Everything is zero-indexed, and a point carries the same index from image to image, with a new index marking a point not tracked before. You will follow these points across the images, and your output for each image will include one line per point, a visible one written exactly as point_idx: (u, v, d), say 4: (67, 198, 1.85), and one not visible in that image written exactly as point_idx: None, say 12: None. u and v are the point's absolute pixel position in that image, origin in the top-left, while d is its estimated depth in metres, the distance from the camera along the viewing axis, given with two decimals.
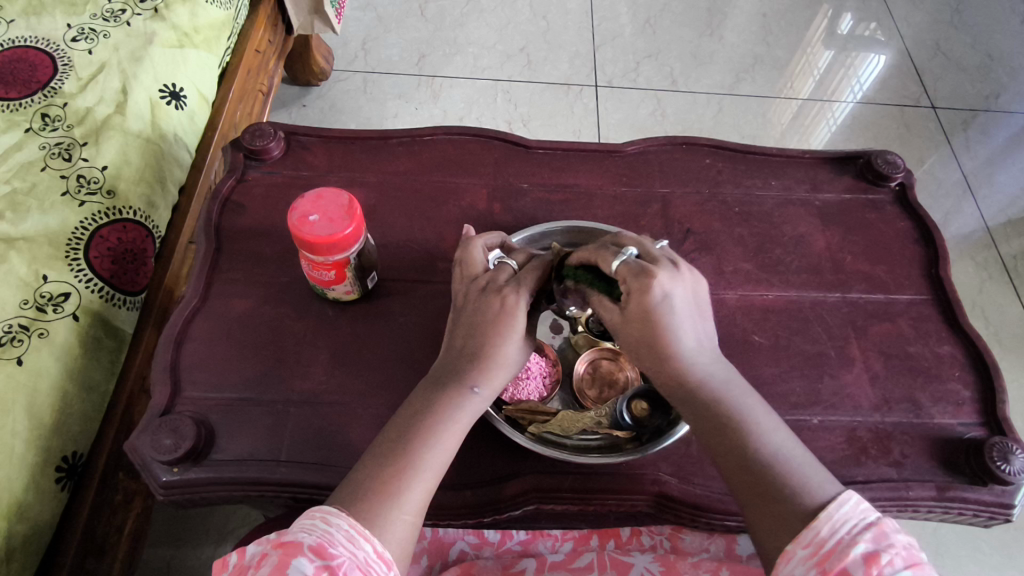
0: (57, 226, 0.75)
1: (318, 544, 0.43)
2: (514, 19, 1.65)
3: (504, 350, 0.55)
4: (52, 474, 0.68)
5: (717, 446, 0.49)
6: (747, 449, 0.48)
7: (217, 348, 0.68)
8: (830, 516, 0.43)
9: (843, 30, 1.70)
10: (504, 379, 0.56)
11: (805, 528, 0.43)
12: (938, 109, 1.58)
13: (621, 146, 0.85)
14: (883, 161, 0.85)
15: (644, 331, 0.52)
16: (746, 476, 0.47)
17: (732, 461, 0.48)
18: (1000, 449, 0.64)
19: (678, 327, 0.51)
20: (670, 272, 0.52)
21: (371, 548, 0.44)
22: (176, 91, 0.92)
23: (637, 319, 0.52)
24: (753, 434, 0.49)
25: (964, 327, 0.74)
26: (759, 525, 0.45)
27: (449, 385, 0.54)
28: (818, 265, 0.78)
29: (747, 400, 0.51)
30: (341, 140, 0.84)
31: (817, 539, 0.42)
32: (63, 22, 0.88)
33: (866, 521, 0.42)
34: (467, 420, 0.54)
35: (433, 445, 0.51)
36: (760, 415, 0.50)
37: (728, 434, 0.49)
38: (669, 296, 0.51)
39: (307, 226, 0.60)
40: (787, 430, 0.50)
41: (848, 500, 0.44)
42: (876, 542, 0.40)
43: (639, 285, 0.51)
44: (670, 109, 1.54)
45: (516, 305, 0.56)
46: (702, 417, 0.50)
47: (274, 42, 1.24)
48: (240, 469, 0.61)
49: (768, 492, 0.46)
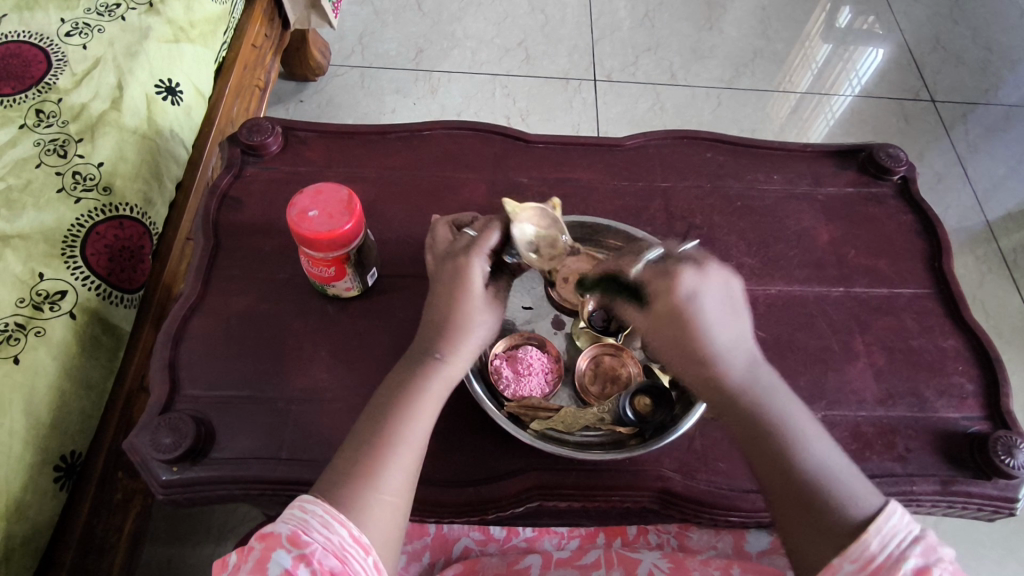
0: (53, 224, 0.75)
1: (292, 534, 0.44)
2: (512, 13, 1.64)
3: (467, 314, 0.55)
4: (50, 473, 0.67)
5: (759, 457, 0.49)
6: (787, 461, 0.48)
7: (216, 346, 0.68)
8: (879, 529, 0.44)
9: (842, 23, 1.69)
10: (474, 348, 0.56)
11: (853, 542, 0.44)
12: (937, 102, 1.58)
13: (622, 140, 0.84)
14: (886, 154, 0.84)
15: (673, 332, 0.51)
16: (788, 487, 0.47)
17: (772, 472, 0.48)
18: (1004, 444, 0.64)
19: (711, 328, 0.50)
20: (697, 271, 0.51)
21: (347, 532, 0.45)
22: (172, 86, 0.91)
23: (663, 318, 0.52)
24: (797, 444, 0.49)
25: (968, 321, 0.73)
26: (799, 538, 0.46)
27: (419, 359, 0.54)
28: (820, 259, 0.78)
29: (787, 404, 0.50)
30: (340, 135, 0.83)
31: (866, 555, 0.43)
32: (56, 17, 0.87)
33: (912, 534, 0.44)
34: (441, 390, 0.54)
35: (407, 420, 0.51)
36: (801, 424, 0.49)
37: (769, 442, 0.49)
38: (701, 295, 0.51)
39: (307, 222, 0.59)
40: (829, 439, 0.50)
41: (894, 512, 0.45)
42: (925, 558, 0.43)
43: (662, 287, 0.51)
44: (669, 103, 1.53)
45: (468, 266, 0.56)
46: (744, 425, 0.50)
47: (271, 36, 1.23)
48: (241, 467, 0.61)
49: (812, 505, 0.46)
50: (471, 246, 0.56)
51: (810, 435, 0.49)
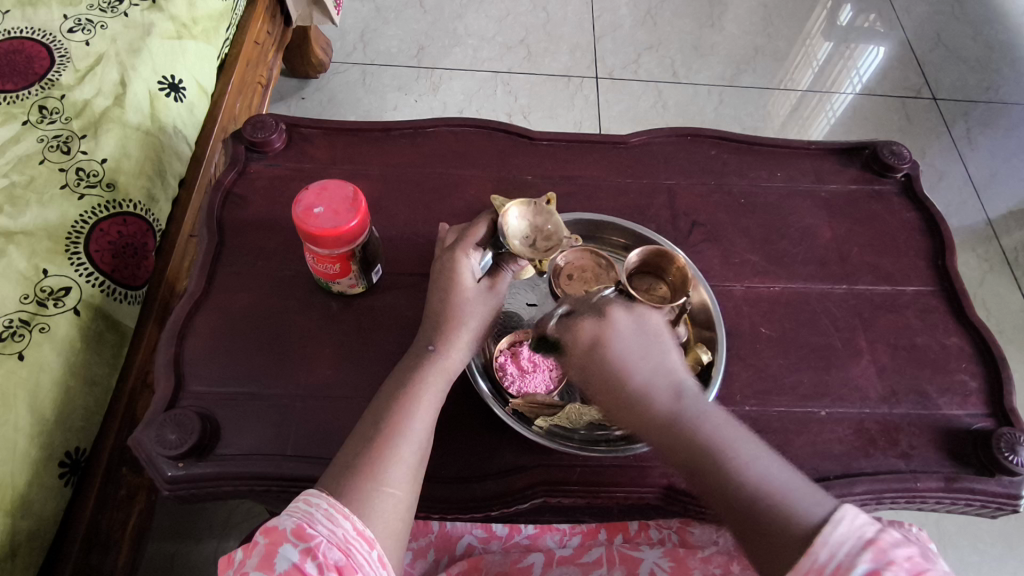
0: (57, 220, 0.75)
1: (298, 527, 0.45)
2: (513, 11, 1.64)
3: (463, 308, 0.58)
4: (55, 470, 0.67)
5: (699, 480, 0.50)
6: (722, 482, 0.48)
7: (220, 342, 0.68)
8: (826, 539, 0.43)
9: (843, 21, 1.69)
10: (472, 339, 0.58)
11: (802, 556, 0.44)
12: (938, 100, 1.58)
13: (626, 137, 0.84)
14: (889, 151, 0.84)
15: (594, 365, 0.53)
16: (730, 509, 0.48)
17: (715, 496, 0.49)
18: (1008, 440, 0.64)
19: (620, 355, 0.52)
20: (620, 313, 0.55)
21: (351, 525, 0.46)
22: (175, 83, 0.91)
23: (581, 354, 0.54)
24: (730, 467, 0.48)
25: (971, 318, 0.73)
26: (760, 560, 0.46)
27: (417, 355, 0.57)
28: (824, 256, 0.78)
29: (718, 428, 0.50)
30: (344, 132, 0.83)
31: (815, 565, 0.43)
32: (59, 13, 0.87)
33: (863, 537, 0.43)
34: (441, 380, 0.56)
35: (410, 411, 0.53)
36: (730, 447, 0.49)
37: (701, 471, 0.49)
38: (632, 327, 0.54)
39: (312, 219, 0.59)
40: (764, 457, 0.50)
41: (841, 517, 0.44)
42: (876, 560, 0.41)
43: (572, 331, 0.55)
44: (670, 101, 1.53)
45: (457, 261, 0.58)
46: (673, 452, 0.50)
47: (273, 33, 1.23)
48: (246, 464, 0.61)
49: (762, 524, 0.46)
50: (458, 242, 0.59)
51: (742, 457, 0.49)
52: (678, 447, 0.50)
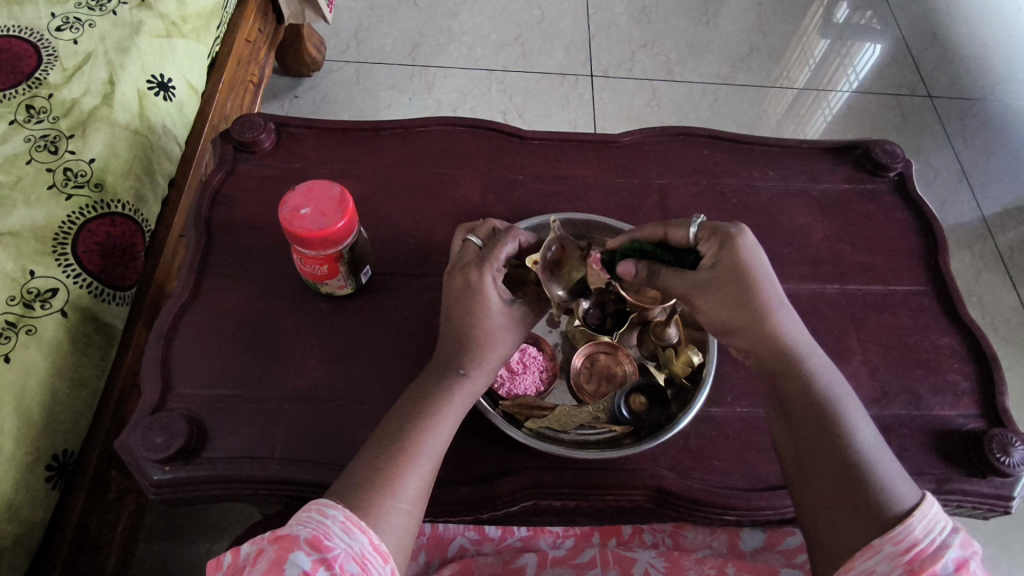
0: (44, 221, 0.74)
1: (313, 537, 0.43)
2: (508, 8, 1.63)
3: (489, 329, 0.55)
4: (42, 473, 0.67)
5: (803, 429, 0.51)
6: (835, 439, 0.49)
7: (208, 344, 0.67)
8: (924, 514, 0.44)
9: (839, 19, 1.68)
10: (495, 363, 0.57)
11: (897, 524, 0.44)
12: (934, 98, 1.57)
13: (618, 136, 0.84)
14: (882, 150, 0.84)
15: (735, 284, 0.53)
16: (834, 468, 0.48)
17: (814, 447, 0.49)
18: (999, 441, 0.64)
19: (764, 283, 0.54)
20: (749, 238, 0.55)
21: (367, 540, 0.44)
22: (164, 82, 0.90)
23: (726, 270, 0.53)
24: (844, 431, 0.49)
25: (964, 318, 0.73)
26: (834, 515, 0.46)
27: (443, 374, 0.55)
28: (816, 256, 0.77)
29: (840, 393, 0.52)
30: (334, 132, 0.82)
31: (909, 538, 0.43)
32: (47, 12, 0.86)
33: (950, 525, 0.44)
34: (461, 404, 0.55)
35: (427, 432, 0.52)
36: (853, 409, 0.51)
37: (824, 428, 0.50)
38: (755, 249, 0.54)
39: (299, 220, 0.59)
40: (875, 430, 0.51)
41: (932, 505, 0.45)
42: (964, 548, 0.42)
43: (723, 245, 0.54)
44: (665, 99, 1.52)
45: (483, 280, 0.55)
46: (799, 397, 0.52)
47: (265, 31, 1.22)
48: (234, 467, 0.60)
49: (848, 483, 0.47)
50: (483, 260, 0.56)
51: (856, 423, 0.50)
52: (827, 397, 0.52)
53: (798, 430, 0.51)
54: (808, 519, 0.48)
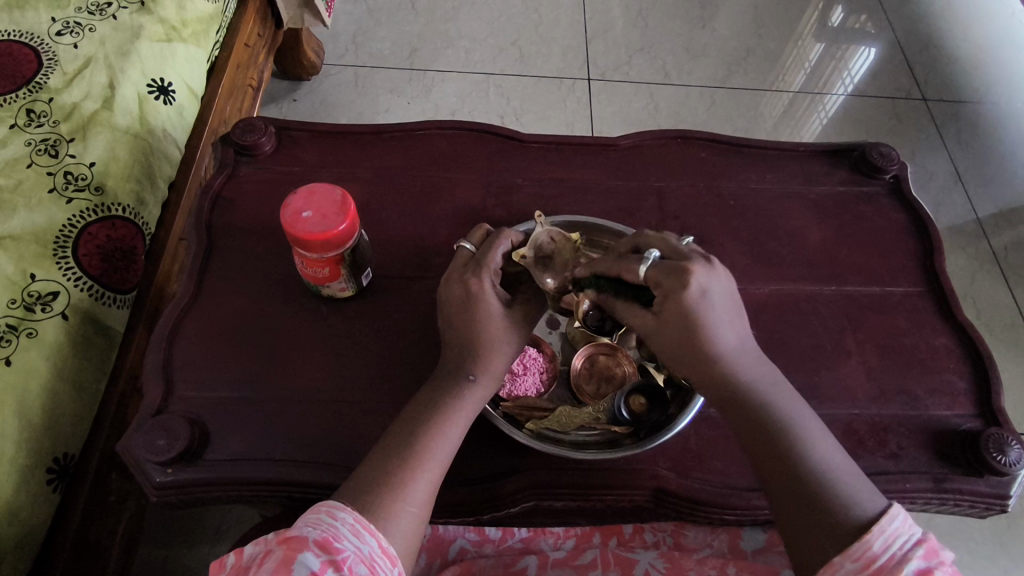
0: (45, 224, 0.74)
1: (323, 538, 0.43)
2: (505, 13, 1.64)
3: (495, 335, 0.56)
4: (43, 476, 0.67)
5: (763, 454, 0.50)
6: (795, 459, 0.49)
7: (210, 346, 0.67)
8: (881, 529, 0.44)
9: (834, 23, 1.70)
10: (502, 368, 0.57)
11: (855, 541, 0.44)
12: (928, 101, 1.59)
13: (616, 140, 0.84)
14: (878, 153, 0.85)
15: (685, 330, 0.51)
16: (795, 485, 0.48)
17: (776, 470, 0.49)
18: (995, 441, 0.64)
19: (717, 329, 0.51)
20: (706, 268, 0.51)
21: (377, 542, 0.45)
22: (164, 86, 0.91)
23: (675, 321, 0.51)
24: (802, 447, 0.50)
25: (959, 319, 0.74)
26: (802, 533, 0.46)
27: (450, 379, 0.56)
28: (813, 258, 0.78)
29: (794, 408, 0.52)
30: (334, 136, 0.83)
31: (868, 554, 0.43)
32: (47, 16, 0.86)
33: (915, 537, 0.44)
34: (470, 409, 0.55)
35: (434, 437, 0.52)
36: (807, 425, 0.51)
37: (780, 446, 0.50)
38: (709, 294, 0.50)
39: (301, 223, 0.59)
40: (833, 439, 0.51)
41: (897, 515, 0.45)
42: (927, 559, 0.42)
43: (673, 285, 0.50)
44: (662, 103, 1.53)
45: (482, 287, 0.56)
46: (754, 425, 0.51)
47: (263, 35, 1.22)
48: (235, 469, 0.60)
49: (814, 501, 0.47)
50: (478, 267, 0.57)
51: (814, 438, 0.50)
52: (783, 421, 0.51)
53: (756, 451, 0.51)
54: (783, 536, 0.48)
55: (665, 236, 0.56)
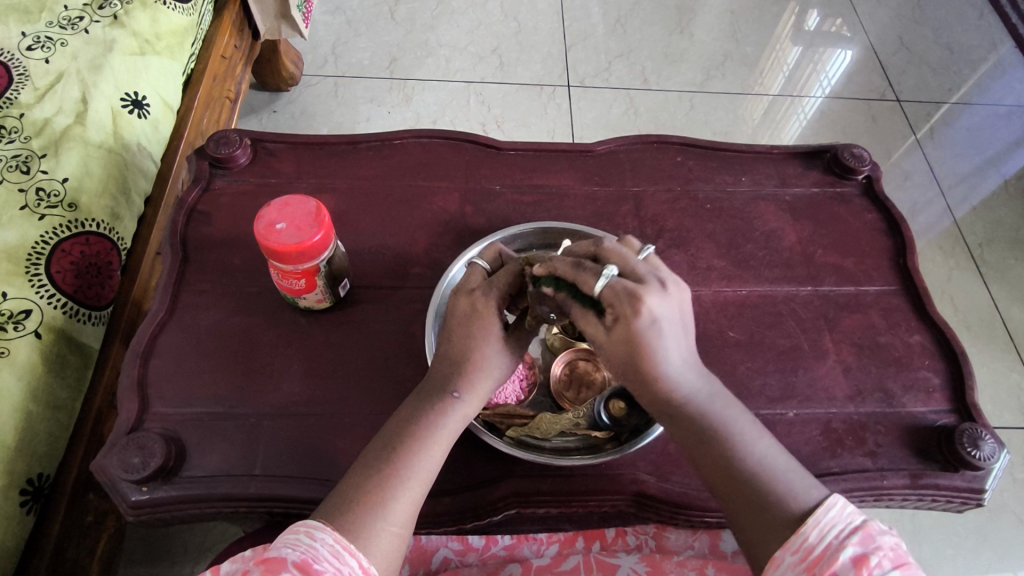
0: (16, 241, 0.73)
1: (302, 560, 0.42)
2: (485, 21, 1.64)
3: (487, 352, 0.55)
4: (17, 498, 0.65)
5: (702, 460, 0.51)
6: (734, 461, 0.49)
7: (186, 361, 0.67)
8: (817, 521, 0.45)
9: (810, 27, 1.72)
10: (489, 386, 0.56)
11: (793, 534, 0.45)
12: (902, 102, 1.61)
13: (592, 146, 0.85)
14: (850, 154, 0.86)
15: (629, 354, 0.49)
16: (736, 484, 0.49)
17: (719, 472, 0.50)
18: (970, 436, 0.65)
19: (664, 352, 0.49)
20: (659, 292, 0.48)
21: (357, 563, 0.44)
22: (138, 99, 0.90)
23: (622, 344, 0.49)
24: (739, 448, 0.50)
25: (933, 317, 0.75)
26: (746, 530, 0.47)
27: (436, 393, 0.54)
28: (788, 258, 0.79)
29: (731, 411, 0.52)
30: (310, 147, 0.82)
31: (805, 545, 0.44)
32: (17, 31, 0.85)
33: (853, 525, 0.44)
34: (453, 426, 0.54)
35: (416, 454, 0.51)
36: (744, 424, 0.51)
37: (716, 448, 0.50)
38: (659, 320, 0.48)
39: (274, 235, 0.59)
40: (770, 436, 0.52)
41: (834, 505, 0.46)
42: (863, 545, 0.42)
43: (627, 310, 0.48)
44: (642, 107, 1.55)
45: (488, 306, 0.56)
46: (690, 432, 0.51)
47: (241, 47, 1.22)
48: (212, 485, 0.60)
49: (754, 500, 0.47)
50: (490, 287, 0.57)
51: (751, 439, 0.50)
52: (720, 424, 0.51)
53: (696, 453, 0.51)
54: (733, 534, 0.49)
55: (624, 250, 0.51)
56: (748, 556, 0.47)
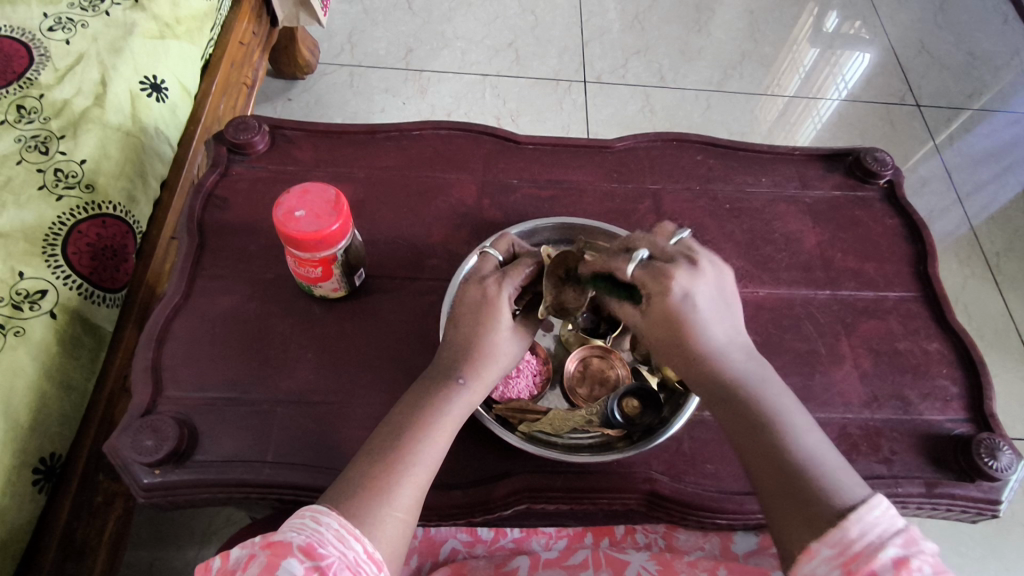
0: (34, 221, 0.73)
1: (307, 544, 0.42)
2: (502, 14, 1.64)
3: (493, 341, 0.55)
4: (29, 476, 0.66)
5: (748, 444, 0.49)
6: (779, 448, 0.48)
7: (201, 346, 0.67)
8: (861, 517, 0.42)
9: (830, 28, 1.70)
10: (493, 375, 0.56)
11: (833, 528, 0.43)
12: (922, 107, 1.60)
13: (611, 142, 0.84)
14: (872, 158, 0.85)
15: (670, 332, 0.50)
16: (777, 473, 0.47)
17: (760, 459, 0.48)
18: (987, 446, 0.64)
19: (704, 328, 0.50)
20: (692, 271, 0.50)
21: (362, 548, 0.44)
22: (156, 83, 0.90)
23: (661, 322, 0.50)
24: (785, 436, 0.48)
25: (952, 324, 0.74)
26: (783, 521, 0.45)
27: (442, 380, 0.54)
28: (807, 261, 0.78)
29: (781, 399, 0.50)
30: (329, 135, 0.82)
31: (844, 540, 0.42)
32: (39, 11, 0.85)
33: (896, 526, 0.42)
34: (458, 413, 0.54)
35: (421, 440, 0.51)
36: (794, 415, 0.49)
37: (761, 433, 0.48)
38: (693, 295, 0.49)
39: (293, 222, 0.58)
40: (821, 433, 0.49)
41: (880, 503, 0.43)
42: (905, 548, 0.41)
43: (660, 288, 0.49)
44: (658, 105, 1.53)
45: (499, 294, 0.56)
46: (736, 415, 0.50)
47: (258, 33, 1.21)
48: (223, 470, 0.60)
49: (797, 490, 0.45)
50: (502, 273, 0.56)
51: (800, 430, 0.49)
52: (768, 411, 0.49)
53: (740, 436, 0.49)
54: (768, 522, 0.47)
55: (655, 238, 0.52)
56: (781, 545, 0.45)
